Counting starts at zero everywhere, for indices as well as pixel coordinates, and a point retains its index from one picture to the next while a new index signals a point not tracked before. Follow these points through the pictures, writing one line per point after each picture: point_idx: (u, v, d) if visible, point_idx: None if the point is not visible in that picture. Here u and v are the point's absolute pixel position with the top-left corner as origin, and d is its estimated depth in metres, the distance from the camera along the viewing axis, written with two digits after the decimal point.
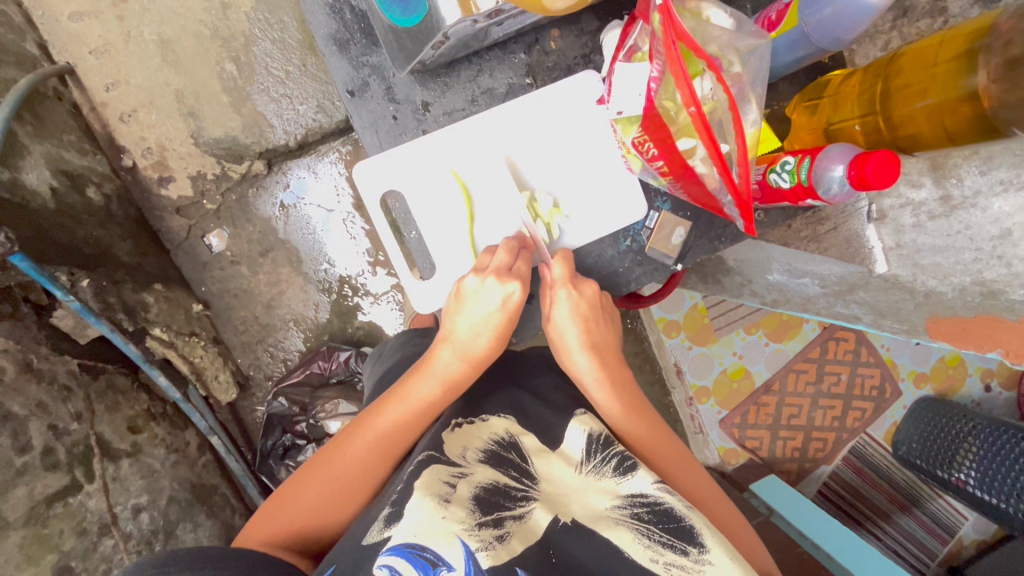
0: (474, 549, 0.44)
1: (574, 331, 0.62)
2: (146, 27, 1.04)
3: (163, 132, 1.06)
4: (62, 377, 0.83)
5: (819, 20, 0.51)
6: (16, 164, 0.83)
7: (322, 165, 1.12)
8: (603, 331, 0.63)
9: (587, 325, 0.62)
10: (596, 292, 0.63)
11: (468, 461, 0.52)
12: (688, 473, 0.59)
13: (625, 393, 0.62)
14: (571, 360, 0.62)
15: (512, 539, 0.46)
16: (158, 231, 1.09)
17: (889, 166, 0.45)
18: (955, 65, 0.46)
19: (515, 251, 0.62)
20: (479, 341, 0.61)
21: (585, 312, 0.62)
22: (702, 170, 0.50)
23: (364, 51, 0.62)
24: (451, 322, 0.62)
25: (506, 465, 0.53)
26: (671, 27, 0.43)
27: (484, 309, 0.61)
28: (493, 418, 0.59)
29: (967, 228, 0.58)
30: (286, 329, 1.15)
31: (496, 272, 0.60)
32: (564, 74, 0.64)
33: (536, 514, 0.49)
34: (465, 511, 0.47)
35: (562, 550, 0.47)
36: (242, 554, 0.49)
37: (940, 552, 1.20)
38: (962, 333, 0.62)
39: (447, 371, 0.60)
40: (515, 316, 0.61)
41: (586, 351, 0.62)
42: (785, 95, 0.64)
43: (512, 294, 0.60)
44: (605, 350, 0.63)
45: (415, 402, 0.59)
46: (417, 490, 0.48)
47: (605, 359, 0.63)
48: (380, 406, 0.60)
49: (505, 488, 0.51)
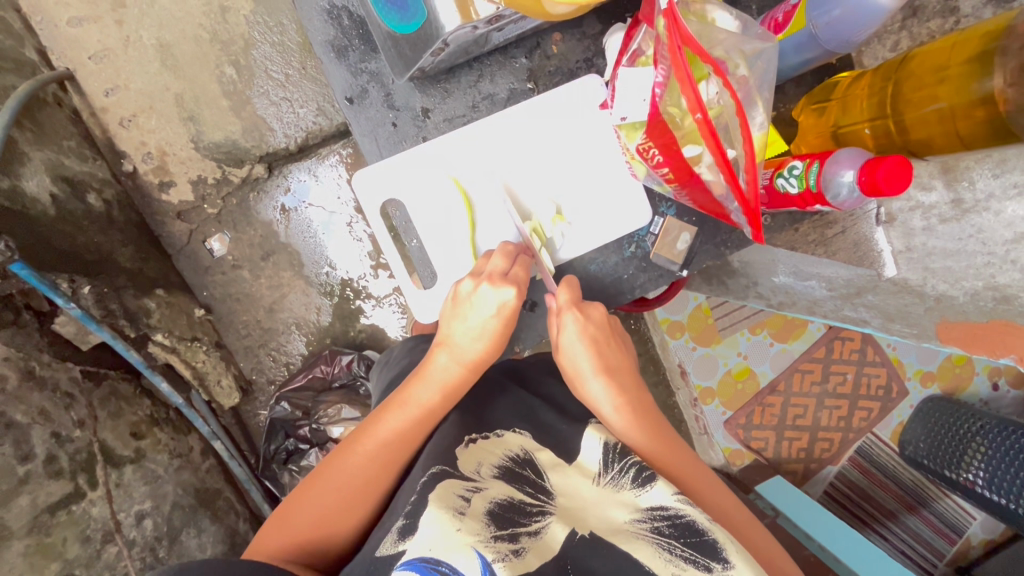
0: (490, 561, 0.44)
1: (585, 357, 0.61)
2: (144, 31, 1.03)
3: (162, 136, 1.06)
4: (64, 384, 0.82)
5: (827, 22, 0.50)
6: (15, 172, 0.82)
7: (322, 167, 1.11)
8: (615, 354, 0.63)
9: (598, 347, 0.61)
10: (603, 314, 0.62)
11: (482, 476, 0.52)
12: (719, 494, 0.57)
13: (645, 418, 0.60)
14: (587, 388, 0.61)
15: (528, 554, 0.46)
16: (160, 235, 1.09)
17: (901, 170, 0.44)
18: (969, 68, 0.45)
19: (512, 255, 0.61)
20: (476, 346, 0.60)
21: (594, 333, 0.61)
22: (708, 177, 0.49)
23: (362, 57, 0.61)
24: (448, 328, 0.61)
25: (521, 481, 0.53)
26: (675, 30, 0.42)
27: (480, 315, 0.60)
28: (508, 434, 0.58)
29: (979, 231, 0.57)
30: (288, 332, 1.14)
31: (489, 277, 0.60)
32: (565, 78, 0.63)
33: (552, 529, 0.49)
34: (480, 524, 0.47)
35: (579, 562, 0.47)
36: (251, 564, 0.49)
37: (948, 552, 1.19)
38: (974, 337, 0.61)
39: (446, 376, 0.59)
40: (511, 321, 0.61)
41: (600, 376, 0.61)
42: (792, 97, 0.63)
43: (507, 301, 0.59)
44: (619, 373, 0.62)
45: (413, 409, 0.58)
46: (431, 502, 0.48)
47: (620, 381, 0.61)
48: (380, 415, 0.59)
49: (520, 504, 0.50)
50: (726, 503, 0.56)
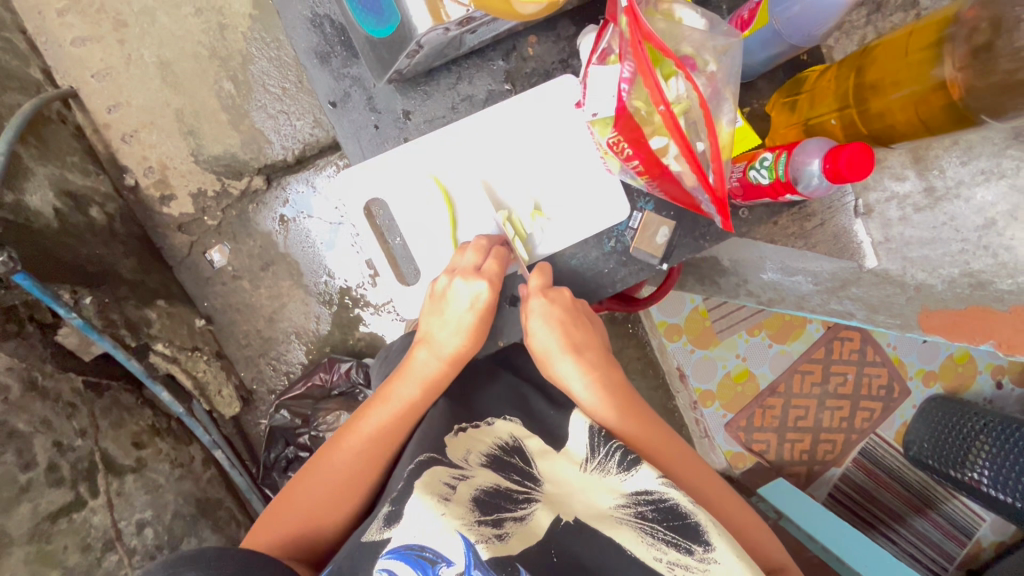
0: (474, 542, 0.45)
1: (553, 337, 0.61)
2: (146, 50, 1.07)
3: (164, 151, 1.08)
4: (66, 395, 0.84)
5: (789, 17, 0.52)
6: (21, 187, 0.85)
7: (320, 178, 1.13)
8: (584, 332, 0.63)
9: (565, 328, 0.62)
10: (569, 296, 0.63)
11: (471, 464, 0.53)
12: (687, 462, 0.59)
13: (615, 392, 0.61)
14: (555, 366, 0.62)
15: (511, 538, 0.47)
16: (161, 248, 1.11)
17: (863, 156, 0.45)
18: (927, 54, 0.48)
19: (485, 249, 0.63)
20: (455, 340, 0.61)
21: (561, 315, 0.62)
22: (676, 168, 0.51)
23: (345, 63, 0.64)
24: (428, 326, 0.63)
25: (508, 469, 0.54)
26: (636, 28, 0.44)
27: (457, 309, 0.62)
28: (498, 422, 0.59)
29: (952, 219, 0.61)
30: (287, 342, 1.16)
31: (462, 272, 0.61)
32: (542, 79, 0.65)
33: (538, 516, 0.50)
34: (465, 509, 0.48)
35: (563, 548, 0.48)
36: (243, 556, 0.50)
37: (957, 555, 1.17)
38: (955, 326, 0.64)
39: (426, 371, 0.61)
40: (488, 315, 0.62)
41: (567, 354, 0.62)
42: (765, 93, 0.64)
43: (481, 293, 0.61)
44: (587, 351, 0.63)
45: (396, 403, 0.60)
46: (417, 488, 0.49)
47: (589, 358, 0.62)
48: (365, 411, 0.61)
49: (506, 491, 0.51)
50: (692, 470, 0.58)
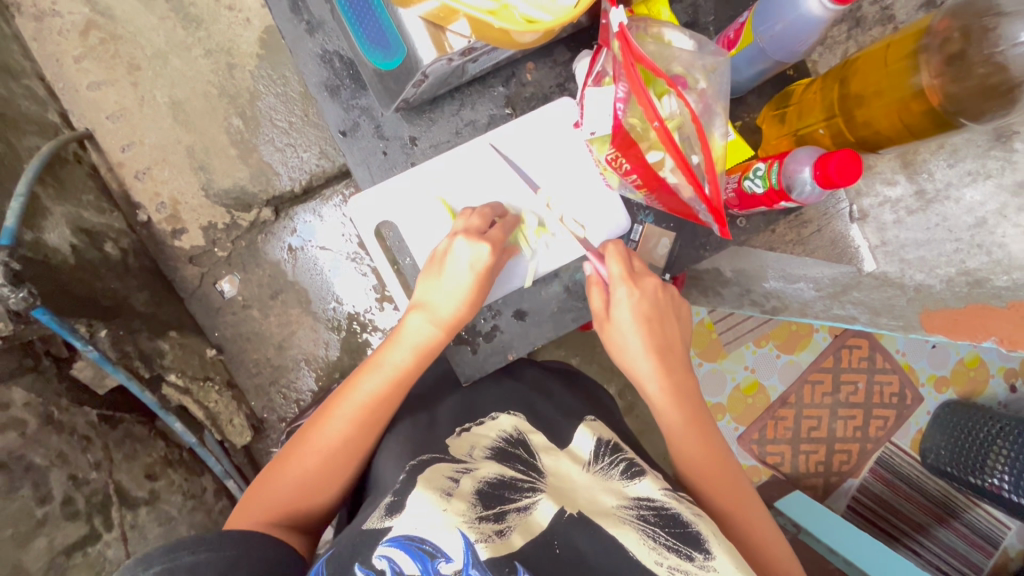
0: (473, 540, 0.45)
1: (637, 338, 0.63)
2: (158, 91, 1.12)
3: (175, 186, 1.12)
4: (81, 428, 0.85)
5: (772, 35, 0.54)
6: (39, 226, 0.88)
7: (326, 208, 1.16)
8: (667, 335, 0.65)
9: (649, 328, 0.63)
10: (655, 292, 0.64)
11: (475, 458, 0.55)
12: (734, 487, 0.62)
13: (685, 401, 0.64)
14: (636, 363, 0.64)
15: (513, 533, 0.47)
16: (173, 280, 1.14)
17: (851, 164, 0.48)
18: (905, 64, 0.51)
19: (489, 217, 0.64)
20: (452, 305, 0.62)
21: (647, 314, 0.63)
22: (673, 180, 0.53)
23: (353, 95, 0.67)
24: (427, 291, 0.62)
25: (513, 459, 0.55)
26: (629, 51, 0.47)
27: (455, 271, 0.61)
28: (502, 416, 0.63)
29: (944, 220, 0.61)
30: (297, 368, 1.17)
31: (466, 232, 0.62)
32: (541, 102, 0.68)
33: (541, 505, 0.50)
34: (466, 505, 0.48)
35: (565, 539, 0.48)
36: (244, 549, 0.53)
37: (985, 565, 1.15)
38: (956, 325, 0.66)
39: (420, 336, 0.62)
40: (486, 278, 0.62)
41: (650, 356, 0.64)
42: (754, 107, 0.67)
43: (483, 255, 0.61)
44: (668, 355, 0.65)
45: (390, 369, 0.62)
46: (420, 483, 0.50)
47: (668, 360, 0.65)
48: (358, 378, 0.62)
49: (510, 480, 0.52)
50: (734, 496, 0.61)
